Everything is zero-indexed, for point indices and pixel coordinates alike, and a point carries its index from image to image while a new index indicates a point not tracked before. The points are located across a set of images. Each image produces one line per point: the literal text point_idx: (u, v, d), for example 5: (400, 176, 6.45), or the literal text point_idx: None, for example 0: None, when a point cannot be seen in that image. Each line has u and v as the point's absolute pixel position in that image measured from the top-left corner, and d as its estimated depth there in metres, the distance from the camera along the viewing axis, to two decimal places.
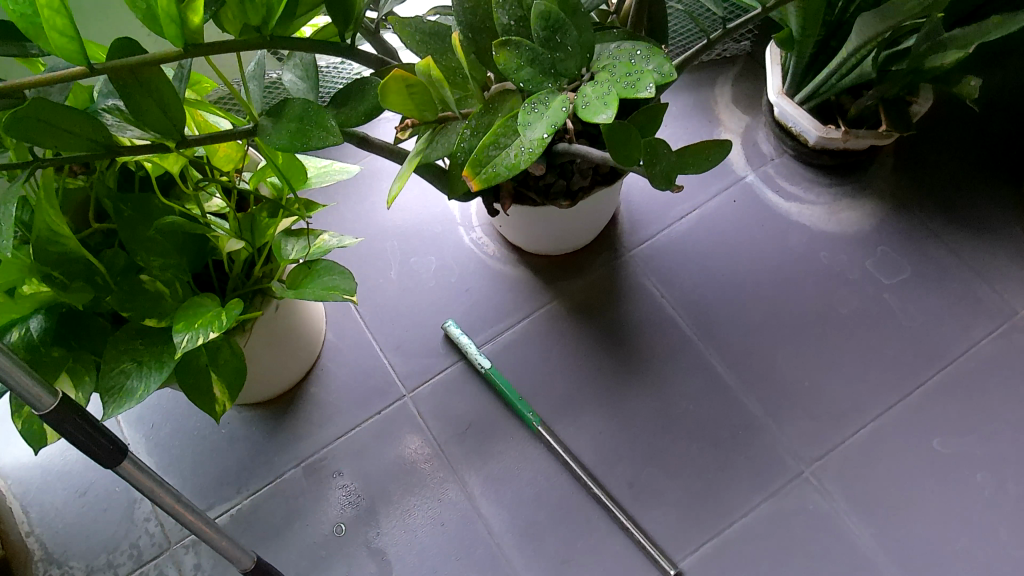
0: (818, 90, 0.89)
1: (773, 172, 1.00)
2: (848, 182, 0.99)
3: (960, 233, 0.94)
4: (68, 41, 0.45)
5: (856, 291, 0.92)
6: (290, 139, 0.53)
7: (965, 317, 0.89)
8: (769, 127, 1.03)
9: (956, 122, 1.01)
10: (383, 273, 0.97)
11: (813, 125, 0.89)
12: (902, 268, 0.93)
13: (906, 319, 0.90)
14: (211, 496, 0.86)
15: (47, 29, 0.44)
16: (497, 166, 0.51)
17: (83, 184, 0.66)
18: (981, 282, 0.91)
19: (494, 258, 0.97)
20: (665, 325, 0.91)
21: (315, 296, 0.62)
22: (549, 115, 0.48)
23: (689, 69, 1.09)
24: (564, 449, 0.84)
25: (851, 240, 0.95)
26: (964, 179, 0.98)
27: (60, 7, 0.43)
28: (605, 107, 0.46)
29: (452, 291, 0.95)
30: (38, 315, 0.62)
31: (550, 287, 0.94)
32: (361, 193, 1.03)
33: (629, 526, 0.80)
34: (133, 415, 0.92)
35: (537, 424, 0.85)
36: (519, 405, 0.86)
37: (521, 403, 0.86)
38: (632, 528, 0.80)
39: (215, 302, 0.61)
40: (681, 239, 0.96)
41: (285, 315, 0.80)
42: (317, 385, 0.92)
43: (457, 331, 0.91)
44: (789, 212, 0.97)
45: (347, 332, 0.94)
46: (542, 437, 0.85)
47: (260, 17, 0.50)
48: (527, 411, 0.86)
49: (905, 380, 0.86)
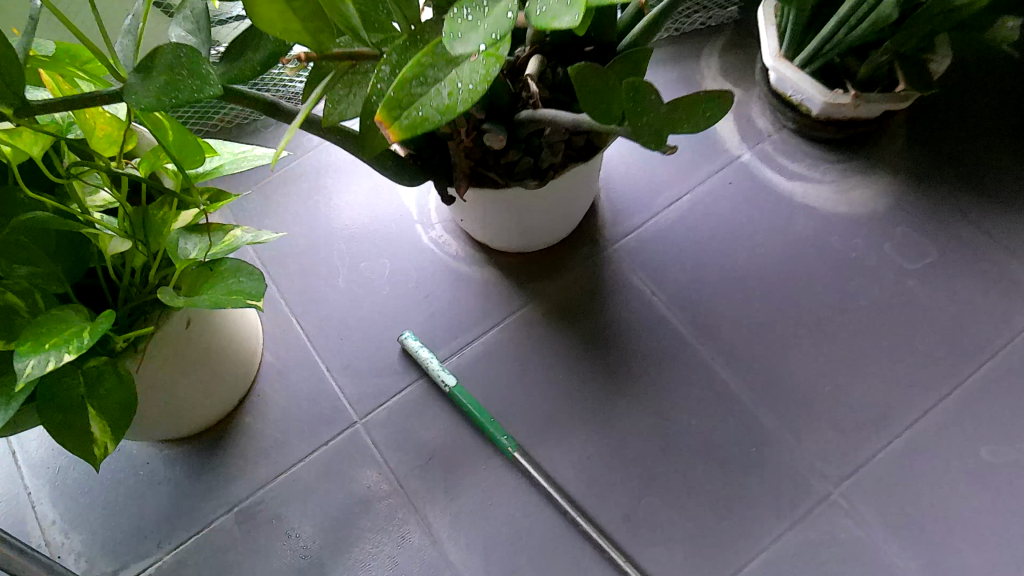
0: (821, 49, 0.77)
1: (772, 150, 0.88)
2: (857, 157, 0.87)
3: (989, 209, 0.83)
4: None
5: (876, 280, 0.80)
6: (159, 96, 0.40)
7: (1003, 304, 0.77)
8: (763, 99, 0.91)
9: (973, 87, 0.90)
10: (329, 281, 0.84)
11: (818, 90, 0.78)
12: (926, 251, 0.81)
13: (936, 309, 0.78)
14: (127, 552, 0.73)
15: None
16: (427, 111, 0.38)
17: None
18: (1017, 263, 0.79)
19: (458, 258, 0.83)
20: (659, 328, 0.78)
21: (209, 303, 0.49)
22: (489, 23, 0.37)
23: (670, 40, 0.97)
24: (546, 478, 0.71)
25: (866, 222, 0.83)
26: (987, 148, 0.86)
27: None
28: (569, 10, 0.33)
29: (409, 297, 0.82)
30: None
31: (523, 288, 0.81)
32: (303, 192, 0.89)
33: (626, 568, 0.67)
34: (37, 459, 0.78)
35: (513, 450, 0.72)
36: (493, 430, 0.73)
37: (493, 425, 0.73)
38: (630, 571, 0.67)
39: (82, 315, 0.48)
40: (672, 227, 0.84)
41: (199, 333, 0.65)
42: (253, 414, 0.78)
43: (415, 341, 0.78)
44: (793, 193, 0.85)
45: (289, 351, 0.80)
46: (518, 466, 0.72)
47: None
48: (501, 436, 0.72)
49: (940, 379, 0.74)
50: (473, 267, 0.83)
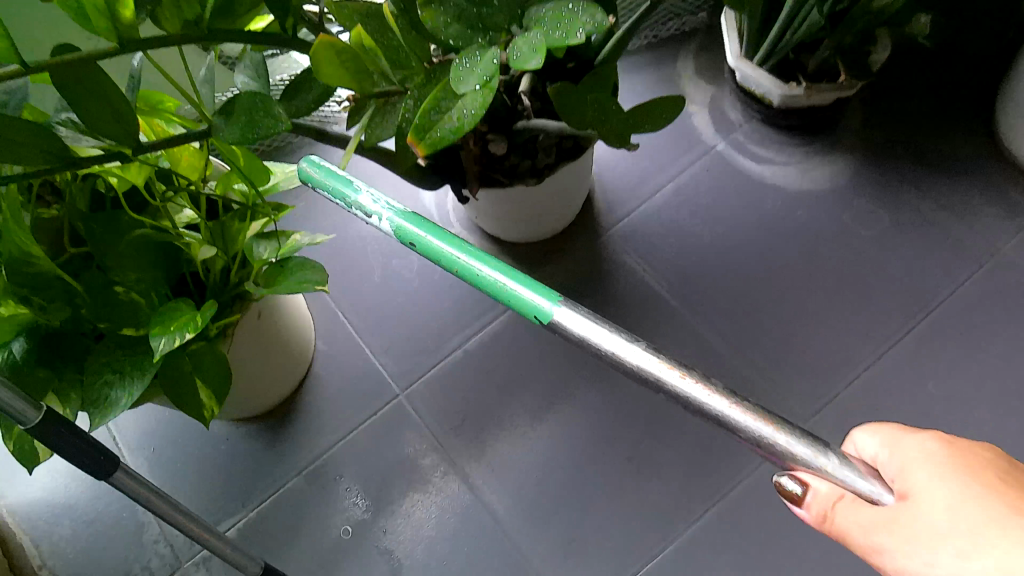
0: (773, 51, 0.88)
1: (743, 140, 1.01)
2: (819, 140, 1.00)
3: (933, 177, 0.95)
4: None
5: (837, 246, 0.92)
6: (242, 133, 0.54)
7: (948, 260, 0.89)
8: (734, 94, 1.04)
9: (913, 71, 1.03)
10: (366, 277, 0.97)
11: (775, 84, 0.89)
12: (879, 218, 0.93)
13: (889, 267, 0.90)
14: (216, 512, 0.86)
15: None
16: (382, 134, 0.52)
17: (56, 212, 0.69)
18: (959, 223, 0.92)
19: (476, 251, 0.97)
20: (651, 300, 0.91)
21: (287, 291, 0.64)
22: (481, 66, 0.43)
23: (650, 45, 1.09)
24: (614, 325, 0.43)
25: (827, 195, 0.96)
26: (928, 124, 0.99)
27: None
28: (535, 52, 0.43)
29: (436, 287, 0.95)
30: (20, 337, 0.63)
31: (533, 273, 0.95)
32: (337, 202, 1.02)
33: (751, 429, 0.38)
34: (135, 438, 0.91)
35: (554, 300, 0.45)
36: (517, 284, 0.46)
37: (493, 261, 0.48)
38: (734, 428, 0.39)
39: (191, 305, 0.62)
40: (659, 212, 0.97)
41: (277, 319, 0.80)
42: (311, 393, 0.91)
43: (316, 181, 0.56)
44: (763, 176, 0.98)
45: (337, 338, 0.94)
46: (563, 328, 0.44)
47: (196, 10, 0.50)
48: (518, 284, 0.46)
49: (893, 326, 0.87)
50: (488, 257, 0.96)
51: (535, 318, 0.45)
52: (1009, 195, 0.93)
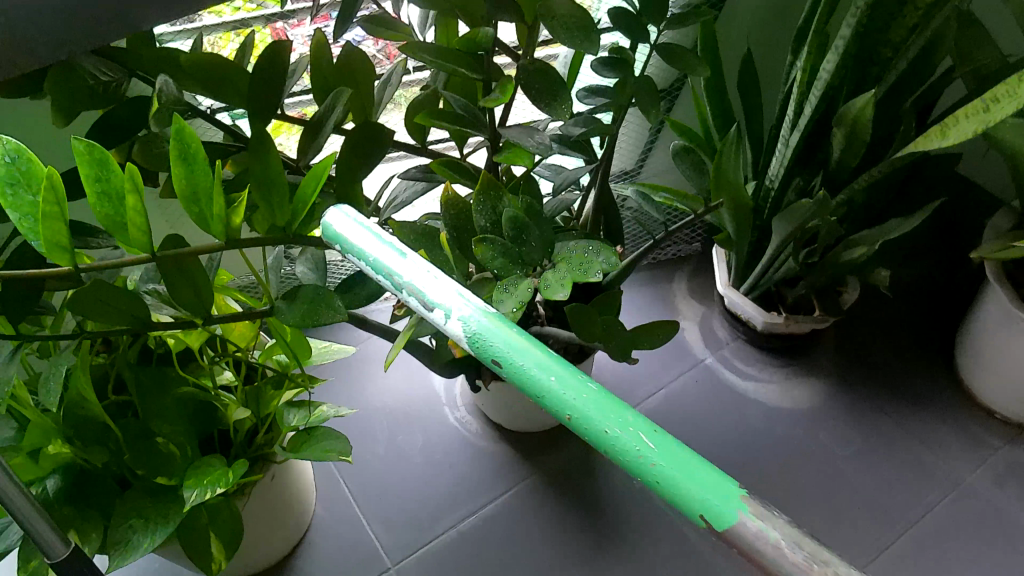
0: (758, 283, 1.01)
1: (730, 356, 1.12)
2: (797, 363, 1.10)
3: (901, 406, 1.04)
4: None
5: (814, 461, 0.99)
6: (302, 316, 0.62)
7: (918, 486, 0.96)
8: (722, 315, 1.16)
9: (880, 312, 1.16)
10: (372, 448, 1.03)
11: (758, 311, 1.01)
12: (853, 440, 1.01)
13: (863, 486, 0.96)
14: None
15: (48, 246, 0.46)
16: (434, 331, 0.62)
17: (108, 361, 0.76)
18: (926, 451, 0.99)
19: (478, 434, 1.04)
20: (639, 497, 0.97)
21: (313, 455, 0.70)
22: (519, 293, 0.53)
23: (649, 267, 1.25)
24: (787, 532, 0.31)
25: (805, 414, 1.04)
26: (894, 360, 1.10)
27: (56, 188, 0.44)
28: (562, 286, 0.51)
29: (437, 465, 1.01)
30: (55, 475, 0.69)
31: (530, 460, 1.00)
32: (354, 376, 1.11)
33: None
34: None
35: (740, 505, 0.31)
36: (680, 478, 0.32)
37: (653, 431, 0.34)
38: None
39: (222, 462, 0.69)
40: (650, 415, 1.05)
41: (288, 486, 0.86)
42: (303, 558, 0.93)
43: (345, 245, 0.47)
44: (746, 391, 1.07)
45: (336, 505, 0.97)
46: (737, 541, 0.31)
47: (286, 218, 0.59)
48: (693, 475, 0.32)
49: (868, 544, 0.91)
50: (489, 441, 1.03)
51: (702, 520, 0.32)
52: (971, 430, 1.01)
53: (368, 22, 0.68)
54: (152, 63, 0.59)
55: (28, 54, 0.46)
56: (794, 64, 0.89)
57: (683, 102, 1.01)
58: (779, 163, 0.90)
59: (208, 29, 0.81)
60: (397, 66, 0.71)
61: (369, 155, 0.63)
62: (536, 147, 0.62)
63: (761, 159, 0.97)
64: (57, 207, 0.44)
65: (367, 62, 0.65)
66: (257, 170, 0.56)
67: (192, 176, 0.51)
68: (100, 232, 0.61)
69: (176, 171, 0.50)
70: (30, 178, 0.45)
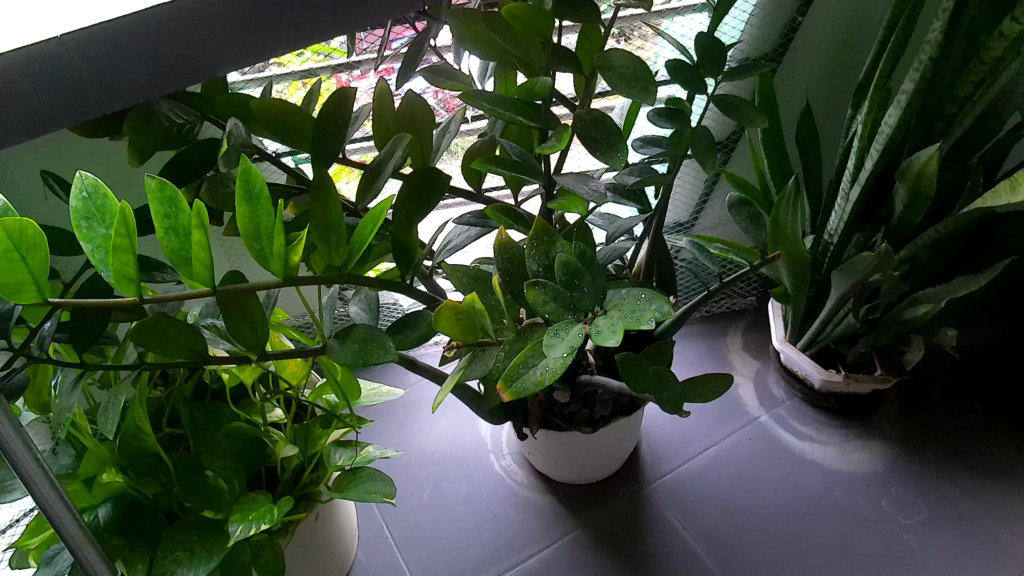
0: (815, 339, 0.99)
1: (785, 414, 1.09)
2: (857, 424, 1.07)
3: (971, 475, 0.99)
4: (31, 290, 0.46)
5: (875, 530, 0.94)
6: (353, 355, 0.62)
7: (990, 561, 0.90)
8: (778, 372, 1.14)
9: (946, 373, 1.12)
10: (416, 494, 1.02)
11: (815, 368, 0.98)
12: (919, 509, 0.96)
13: (930, 559, 0.90)
14: None
15: (117, 277, 0.48)
16: (482, 371, 0.62)
17: (163, 394, 0.77)
18: (1000, 524, 0.93)
19: (523, 484, 1.02)
20: (687, 558, 0.93)
21: (358, 496, 0.70)
22: (569, 338, 0.51)
23: (702, 321, 1.23)
24: None
25: (865, 479, 1.00)
26: (962, 425, 1.05)
27: (129, 222, 0.45)
28: (614, 333, 0.50)
29: (481, 514, 0.99)
30: (107, 503, 0.69)
31: (577, 515, 0.98)
32: (402, 421, 1.12)
33: None
34: None
35: None
36: None
37: None
38: None
39: (268, 499, 0.70)
40: (701, 472, 1.02)
41: (329, 528, 0.85)
42: None
43: None
44: (803, 451, 1.04)
45: (377, 551, 0.96)
46: None
47: (343, 259, 0.61)
48: None
49: None
50: (535, 492, 1.01)
51: None
52: None
53: (429, 72, 0.69)
54: (225, 109, 0.62)
55: (109, 97, 0.49)
56: (854, 118, 0.88)
57: (739, 155, 1.01)
58: (837, 219, 0.89)
59: (276, 78, 0.84)
60: (455, 115, 0.73)
61: (426, 199, 0.63)
62: (591, 194, 0.62)
63: (819, 214, 0.96)
64: (128, 239, 0.46)
65: (430, 114, 0.67)
66: (318, 214, 0.58)
67: (255, 215, 0.52)
68: (165, 268, 0.63)
69: (240, 210, 0.51)
70: (104, 213, 0.47)
